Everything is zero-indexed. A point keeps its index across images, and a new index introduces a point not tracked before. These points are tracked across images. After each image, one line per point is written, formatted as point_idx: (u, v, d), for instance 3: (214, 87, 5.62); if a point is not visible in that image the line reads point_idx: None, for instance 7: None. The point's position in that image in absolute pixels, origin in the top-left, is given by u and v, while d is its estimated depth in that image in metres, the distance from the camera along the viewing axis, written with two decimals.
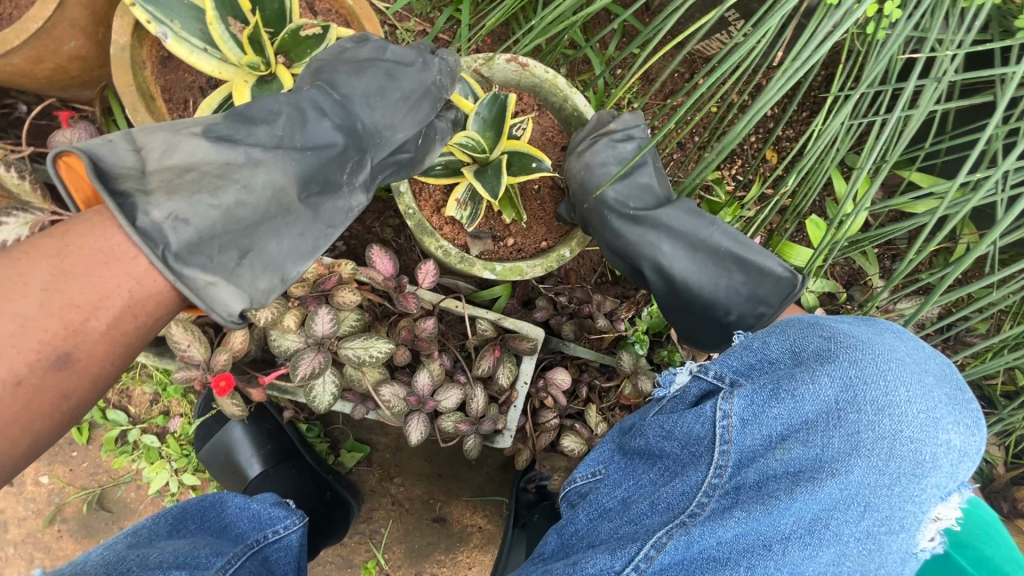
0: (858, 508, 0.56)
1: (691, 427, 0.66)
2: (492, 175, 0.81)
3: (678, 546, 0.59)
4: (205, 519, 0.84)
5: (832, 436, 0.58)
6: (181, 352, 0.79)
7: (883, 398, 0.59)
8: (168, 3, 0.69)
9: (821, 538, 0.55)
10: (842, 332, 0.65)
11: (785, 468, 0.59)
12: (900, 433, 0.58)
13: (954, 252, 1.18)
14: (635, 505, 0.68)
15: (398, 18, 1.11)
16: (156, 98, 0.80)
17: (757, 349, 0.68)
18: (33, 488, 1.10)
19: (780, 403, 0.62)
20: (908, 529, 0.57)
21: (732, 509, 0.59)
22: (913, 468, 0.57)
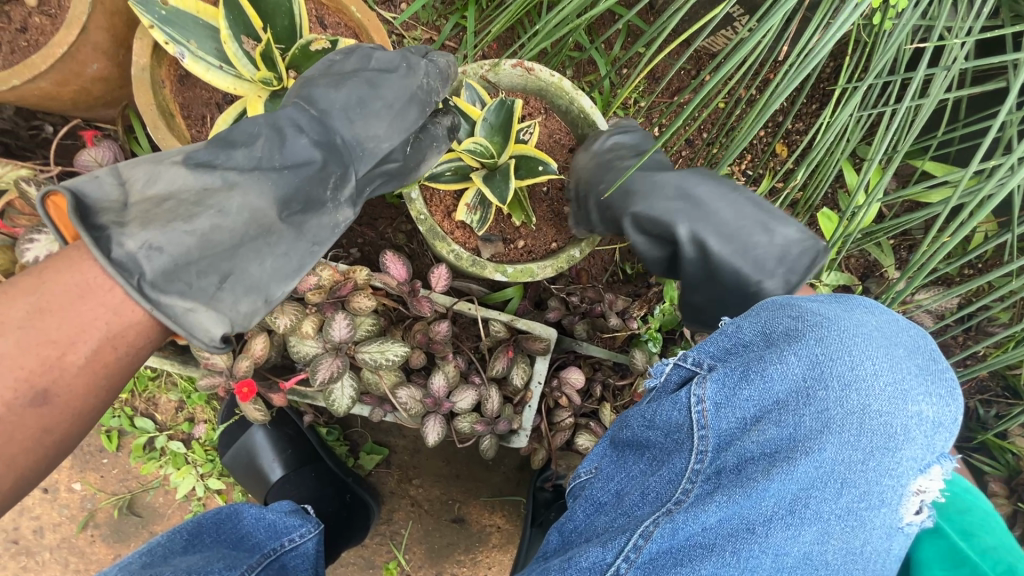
0: (835, 486, 0.59)
1: (670, 415, 0.68)
2: (501, 180, 0.83)
3: (665, 535, 0.61)
4: (222, 531, 0.86)
5: (804, 415, 0.60)
6: (205, 361, 0.82)
7: (849, 373, 0.60)
8: (184, 23, 0.71)
9: (801, 517, 0.58)
10: (810, 309, 0.65)
11: (760, 450, 0.61)
12: (869, 407, 0.60)
13: (972, 241, 1.17)
14: (627, 497, 0.69)
15: (405, 27, 1.13)
16: (176, 116, 0.82)
17: (729, 332, 0.68)
18: (66, 495, 1.14)
19: (750, 384, 0.63)
20: (889, 503, 0.60)
21: (714, 494, 0.61)
22: (884, 443, 0.59)
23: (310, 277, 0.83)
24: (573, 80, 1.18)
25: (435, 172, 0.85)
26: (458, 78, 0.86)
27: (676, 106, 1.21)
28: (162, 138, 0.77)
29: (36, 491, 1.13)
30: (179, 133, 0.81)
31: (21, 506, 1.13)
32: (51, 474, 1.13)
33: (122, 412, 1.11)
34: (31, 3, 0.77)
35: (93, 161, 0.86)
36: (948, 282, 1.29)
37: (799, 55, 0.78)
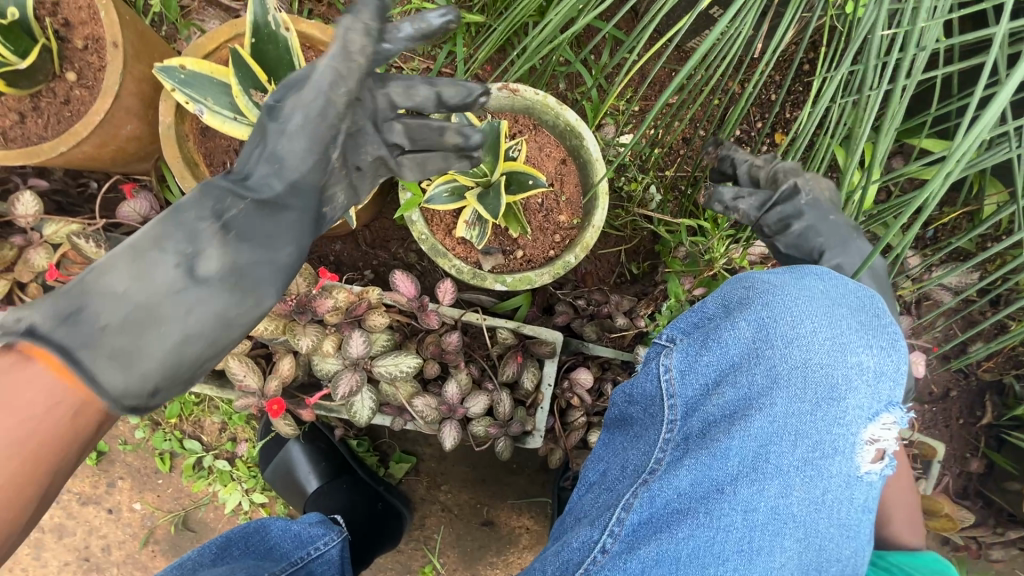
0: (790, 439, 0.65)
1: (644, 388, 0.76)
2: (493, 197, 0.88)
3: (643, 505, 0.68)
4: (250, 544, 0.94)
5: (755, 373, 0.67)
6: (239, 383, 0.90)
7: (791, 332, 0.67)
8: (201, 84, 0.81)
9: (764, 473, 0.65)
10: (762, 278, 0.72)
11: (721, 412, 0.68)
12: (811, 360, 0.66)
13: (984, 212, 1.15)
14: (611, 474, 0.78)
15: (404, 59, 1.22)
16: (200, 164, 0.91)
17: (697, 310, 0.76)
18: (128, 514, 1.24)
19: (709, 351, 0.71)
20: (843, 452, 0.66)
21: (683, 459, 0.68)
22: (829, 393, 0.66)
23: (327, 299, 0.91)
24: (565, 92, 1.24)
25: (432, 194, 0.88)
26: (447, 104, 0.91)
27: (670, 106, 1.24)
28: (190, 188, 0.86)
29: (102, 512, 1.24)
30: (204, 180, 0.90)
31: (90, 526, 1.24)
32: (114, 495, 1.23)
33: (172, 436, 1.21)
34: (72, 79, 0.87)
35: (133, 212, 0.97)
36: (964, 257, 1.27)
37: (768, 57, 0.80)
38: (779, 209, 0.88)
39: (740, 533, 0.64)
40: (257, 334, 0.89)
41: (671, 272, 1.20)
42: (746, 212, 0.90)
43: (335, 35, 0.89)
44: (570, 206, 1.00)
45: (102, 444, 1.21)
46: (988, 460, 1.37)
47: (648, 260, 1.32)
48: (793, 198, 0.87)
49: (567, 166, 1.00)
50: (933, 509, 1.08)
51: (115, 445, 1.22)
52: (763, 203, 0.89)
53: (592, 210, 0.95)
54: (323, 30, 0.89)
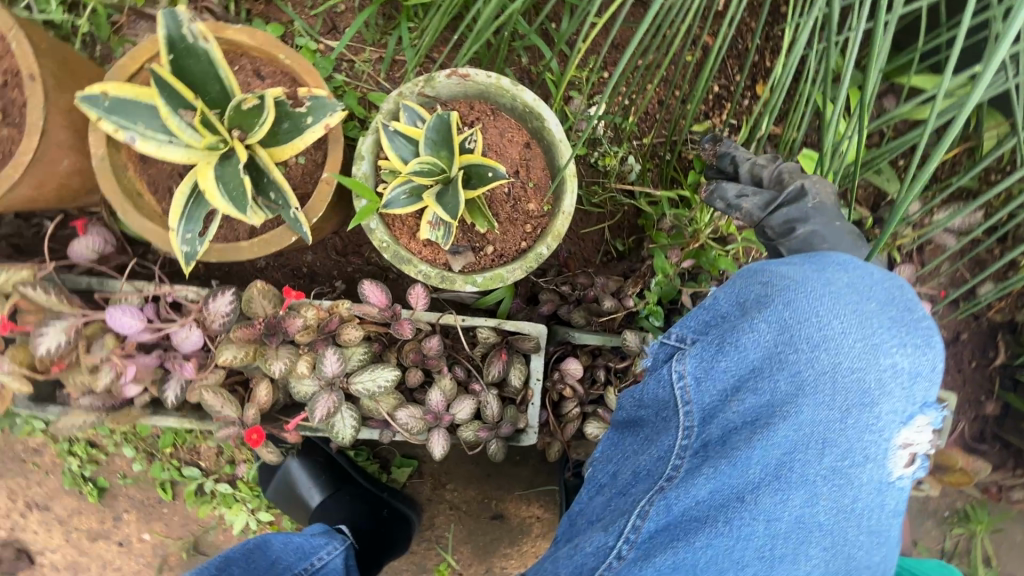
0: (817, 447, 0.60)
1: (656, 391, 0.68)
2: (452, 194, 0.83)
3: (660, 513, 0.63)
4: (251, 561, 0.93)
5: (778, 380, 0.61)
6: (217, 415, 0.87)
7: (818, 335, 0.61)
8: (128, 108, 0.76)
9: (788, 482, 0.60)
10: (780, 271, 0.65)
11: (742, 420, 0.62)
12: (840, 365, 0.60)
13: (984, 146, 1.08)
14: (621, 476, 0.69)
15: (353, 51, 1.15)
16: (144, 193, 0.86)
17: (709, 305, 0.68)
18: (139, 545, 1.24)
19: (726, 356, 0.63)
20: (874, 459, 0.61)
21: (702, 467, 0.62)
22: (860, 398, 0.60)
23: (296, 319, 0.88)
24: (528, 68, 1.17)
25: (389, 199, 0.83)
26: (395, 100, 0.86)
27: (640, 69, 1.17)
28: (134, 222, 0.82)
29: (113, 545, 1.24)
30: (149, 210, 0.85)
31: (104, 560, 1.25)
32: (122, 528, 1.23)
33: (170, 465, 1.21)
34: None
35: (88, 250, 0.92)
36: (968, 195, 1.20)
37: (736, 8, 0.74)
38: (785, 211, 0.82)
39: (762, 542, 0.60)
40: (227, 362, 0.86)
41: (656, 247, 1.15)
42: (748, 212, 0.85)
43: (264, 39, 0.84)
44: (539, 192, 0.94)
45: (102, 480, 1.21)
46: (1005, 402, 1.33)
47: (632, 235, 1.26)
48: (799, 201, 0.82)
49: (532, 149, 0.94)
50: (948, 463, 1.06)
51: (116, 480, 1.21)
52: (768, 203, 0.84)
53: (560, 194, 0.90)
54: (252, 34, 0.83)
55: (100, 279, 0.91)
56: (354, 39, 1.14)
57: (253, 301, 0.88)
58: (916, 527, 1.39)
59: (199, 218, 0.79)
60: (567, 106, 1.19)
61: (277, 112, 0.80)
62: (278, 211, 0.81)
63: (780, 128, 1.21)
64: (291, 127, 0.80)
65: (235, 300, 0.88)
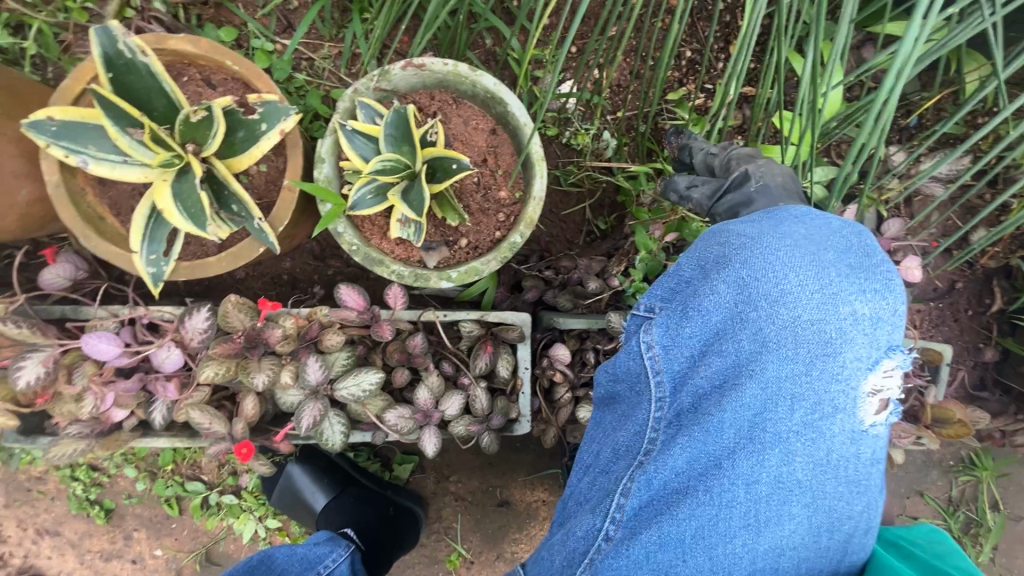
0: (786, 403, 0.57)
1: (628, 364, 0.66)
2: (417, 190, 0.80)
3: (641, 488, 0.60)
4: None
5: (741, 339, 0.59)
6: (206, 432, 0.86)
7: (775, 290, 0.58)
8: (77, 132, 0.74)
9: (762, 442, 0.57)
10: (736, 231, 0.63)
11: (711, 384, 0.60)
12: (800, 318, 0.57)
13: (965, 90, 1.05)
14: (603, 455, 0.67)
15: (311, 49, 1.12)
16: (107, 217, 0.85)
17: (672, 273, 0.66)
18: (152, 561, 1.25)
19: (690, 321, 0.61)
20: (845, 409, 0.58)
21: (677, 437, 0.60)
22: (823, 349, 0.57)
23: (275, 330, 0.87)
24: (492, 49, 1.14)
25: (354, 200, 0.80)
26: (351, 98, 0.83)
27: (607, 39, 1.14)
28: (98, 246, 0.80)
29: (126, 564, 1.25)
30: (113, 233, 0.84)
31: None
32: (133, 546, 1.25)
33: (173, 481, 1.22)
34: None
35: (59, 277, 0.91)
36: (954, 141, 1.17)
37: None
38: (728, 198, 0.85)
39: (744, 507, 0.57)
40: (209, 380, 0.84)
41: (638, 222, 1.12)
42: (698, 202, 0.90)
43: (209, 46, 0.81)
44: (509, 178, 0.92)
45: (108, 502, 1.22)
46: (1004, 348, 1.31)
47: (614, 213, 1.24)
48: (743, 185, 0.84)
49: (499, 137, 0.91)
50: (944, 416, 1.05)
51: (122, 500, 1.22)
52: (716, 190, 0.88)
53: (531, 179, 0.88)
54: (196, 42, 0.81)
55: (74, 307, 0.90)
56: (310, 36, 1.11)
57: (229, 315, 0.87)
58: (923, 478, 1.38)
59: (162, 237, 0.77)
60: (534, 85, 1.16)
61: (231, 121, 0.78)
62: (243, 222, 0.79)
63: (754, 89, 1.18)
64: (246, 135, 0.78)
65: (211, 317, 0.86)
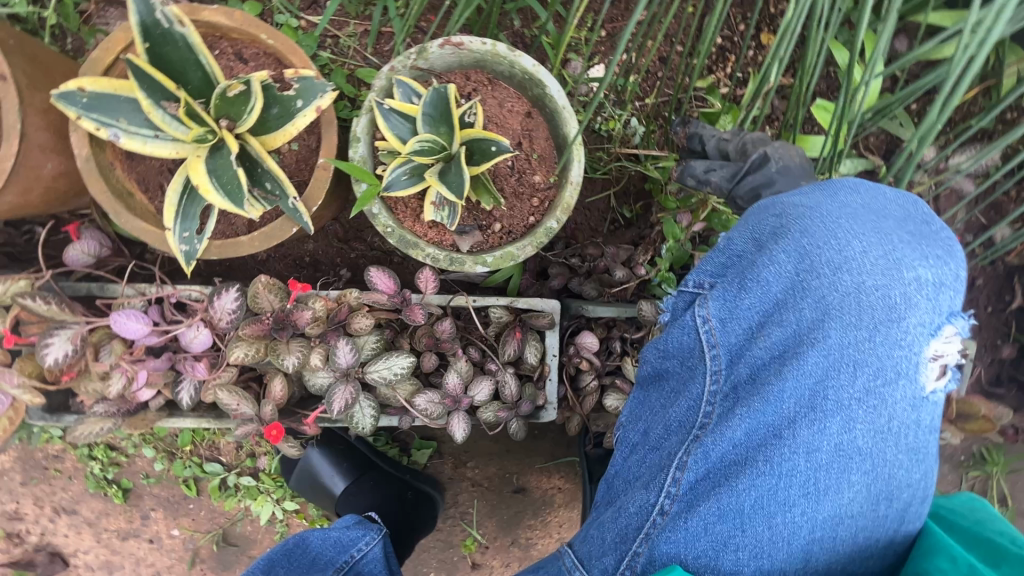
0: (849, 369, 0.57)
1: (681, 339, 0.66)
2: (455, 173, 0.79)
3: (698, 461, 0.60)
4: (293, 559, 0.96)
5: (802, 308, 0.59)
6: (234, 413, 0.85)
7: (838, 256, 0.59)
8: (108, 104, 0.72)
9: (823, 411, 0.57)
10: (791, 202, 0.63)
11: (770, 354, 0.60)
12: (864, 284, 0.58)
13: (1003, 86, 1.03)
14: (654, 432, 0.67)
15: (337, 26, 1.09)
16: (134, 193, 0.83)
17: (723, 247, 0.66)
18: (169, 541, 1.25)
19: (748, 293, 0.62)
20: (907, 374, 0.58)
21: (735, 409, 0.60)
22: (887, 314, 0.57)
23: (305, 312, 0.85)
24: (521, 30, 1.11)
25: (389, 180, 0.78)
26: (388, 76, 0.82)
27: (639, 24, 1.11)
28: (128, 223, 0.79)
29: (144, 543, 1.25)
30: (142, 210, 0.82)
31: (137, 558, 1.26)
32: (151, 526, 1.25)
33: (192, 462, 1.21)
34: None
35: (83, 254, 0.90)
36: (987, 137, 1.15)
37: None
38: (747, 180, 0.84)
39: (805, 476, 0.57)
40: (239, 361, 0.84)
41: (666, 212, 1.11)
42: (717, 185, 0.87)
43: (243, 18, 0.79)
44: (544, 162, 0.90)
45: (126, 481, 1.22)
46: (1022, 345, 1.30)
47: (640, 201, 1.22)
48: (763, 168, 0.84)
49: (535, 120, 0.89)
50: (970, 411, 1.07)
51: (139, 480, 1.22)
52: (734, 174, 0.86)
53: (567, 164, 0.87)
54: (230, 15, 0.78)
55: (100, 285, 0.89)
56: (337, 13, 1.08)
57: (259, 296, 0.85)
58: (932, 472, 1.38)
59: (195, 215, 0.76)
60: (566, 70, 1.13)
61: (266, 97, 0.76)
62: (277, 201, 0.78)
63: (788, 78, 1.16)
64: (281, 112, 0.76)
65: (240, 297, 0.85)
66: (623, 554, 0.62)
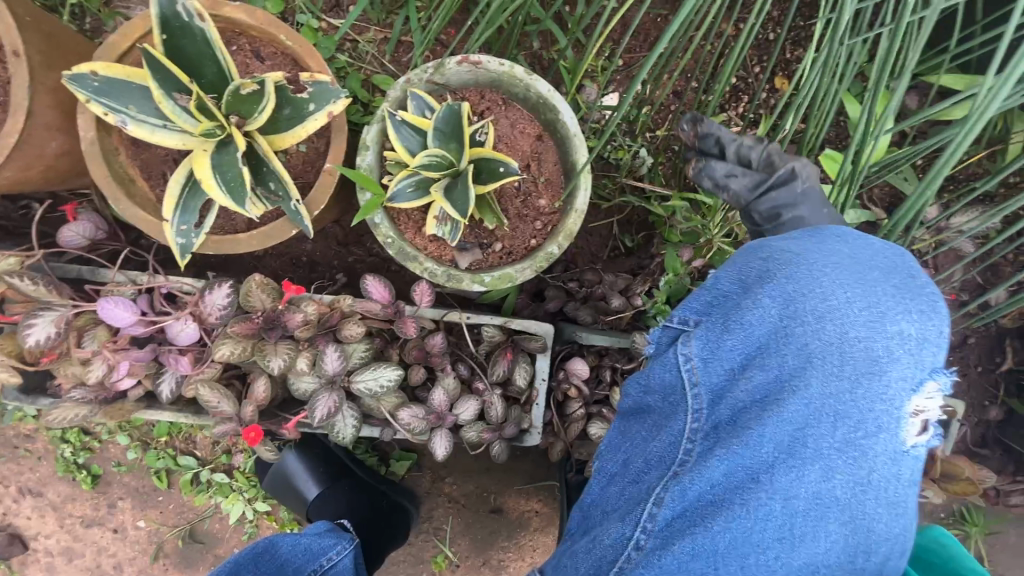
0: (830, 420, 0.56)
1: (663, 376, 0.65)
2: (460, 190, 0.78)
3: (675, 499, 0.59)
4: (261, 563, 0.94)
5: (785, 354, 0.58)
6: (214, 410, 0.84)
7: (822, 304, 0.58)
8: (119, 90, 0.71)
9: (802, 458, 0.56)
10: (780, 247, 0.63)
11: (751, 398, 0.59)
12: (847, 335, 0.57)
13: (1008, 152, 1.04)
14: (633, 466, 0.66)
15: (358, 31, 1.10)
16: (136, 179, 0.82)
17: (710, 286, 0.65)
18: (134, 532, 1.22)
19: (731, 334, 0.60)
20: (888, 429, 0.57)
21: (714, 450, 0.59)
22: (869, 367, 0.56)
23: (296, 315, 0.84)
24: (540, 52, 1.12)
25: (393, 192, 0.78)
26: (403, 88, 0.82)
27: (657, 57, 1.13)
28: (127, 210, 0.78)
29: (107, 532, 1.22)
30: (142, 198, 0.81)
31: (98, 547, 1.23)
32: (117, 515, 1.22)
33: (165, 454, 1.19)
34: None
35: (78, 236, 0.88)
36: (990, 200, 1.16)
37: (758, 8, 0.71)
38: (773, 197, 0.79)
39: (781, 521, 0.56)
40: (224, 359, 0.82)
41: (668, 245, 1.11)
42: (736, 194, 0.82)
43: (265, 18, 0.79)
44: (551, 187, 0.90)
45: (96, 467, 1.19)
46: (1010, 408, 1.30)
47: (642, 230, 1.22)
48: (788, 185, 0.79)
49: (544, 145, 0.89)
50: (954, 472, 1.07)
51: (110, 467, 1.20)
52: (756, 185, 0.81)
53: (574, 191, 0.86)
54: (251, 13, 0.78)
55: (91, 269, 0.88)
56: (359, 19, 1.09)
57: (251, 295, 0.84)
58: None
59: (195, 209, 0.75)
60: (579, 95, 1.14)
61: (279, 97, 0.75)
62: (279, 202, 0.77)
63: (799, 123, 1.17)
64: (293, 114, 0.75)
65: (232, 294, 0.84)
66: None
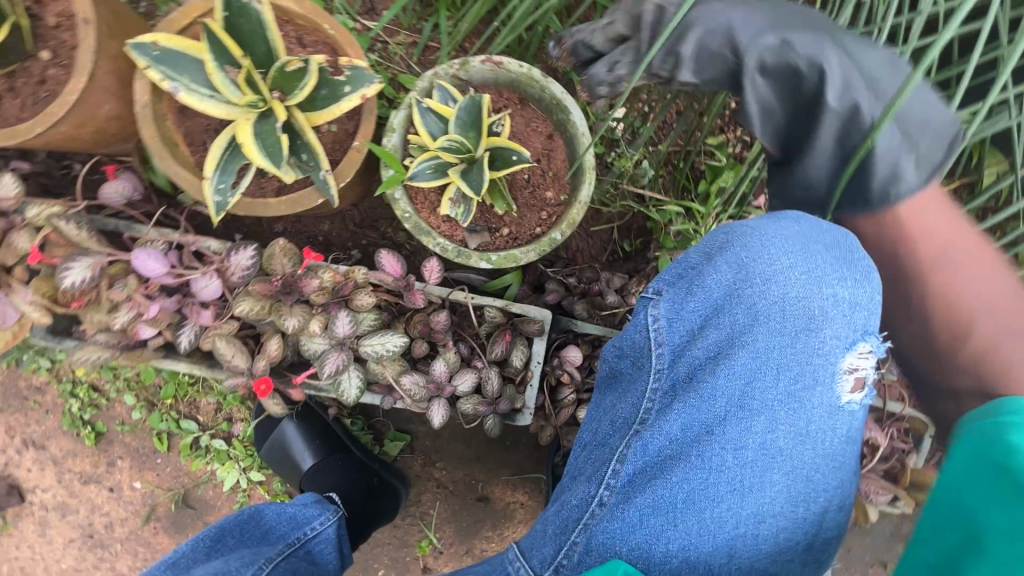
0: (773, 375, 0.64)
1: (633, 337, 0.68)
2: (476, 174, 0.86)
3: (637, 455, 0.65)
4: (244, 532, 0.97)
5: (736, 314, 0.65)
6: (227, 363, 0.89)
7: (769, 269, 0.65)
8: (175, 60, 0.78)
9: (750, 410, 0.64)
10: (738, 224, 0.69)
11: (706, 355, 0.65)
12: (789, 296, 0.65)
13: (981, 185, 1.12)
14: (601, 429, 0.70)
15: (388, 33, 1.19)
16: (179, 143, 0.89)
17: (677, 259, 0.70)
18: (130, 493, 1.25)
19: (694, 297, 0.66)
20: (824, 383, 0.65)
21: (673, 405, 0.65)
22: (806, 324, 0.64)
23: (313, 280, 0.90)
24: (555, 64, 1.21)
25: (415, 171, 0.86)
26: (429, 80, 0.90)
27: None
28: (170, 168, 0.85)
29: (103, 491, 1.25)
30: (183, 160, 0.88)
31: (93, 505, 1.26)
32: (114, 474, 1.25)
33: (168, 416, 1.23)
34: (46, 58, 0.87)
35: (116, 193, 0.96)
36: None
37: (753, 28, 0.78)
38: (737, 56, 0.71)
39: (731, 473, 0.64)
40: (242, 314, 0.88)
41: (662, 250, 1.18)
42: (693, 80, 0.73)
43: (311, 7, 0.87)
44: (557, 181, 0.98)
45: (100, 425, 1.23)
46: None
47: (640, 237, 1.30)
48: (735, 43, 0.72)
49: (554, 142, 0.97)
50: None
51: (113, 426, 1.23)
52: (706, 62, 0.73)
53: (578, 185, 0.93)
54: (299, 2, 0.87)
55: (127, 224, 0.95)
56: (391, 22, 1.18)
57: (274, 258, 0.91)
58: None
59: (233, 171, 0.82)
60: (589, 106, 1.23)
61: (319, 78, 0.83)
62: (310, 171, 0.85)
63: None
64: (330, 93, 0.83)
65: (256, 256, 0.90)
66: (562, 545, 0.66)
